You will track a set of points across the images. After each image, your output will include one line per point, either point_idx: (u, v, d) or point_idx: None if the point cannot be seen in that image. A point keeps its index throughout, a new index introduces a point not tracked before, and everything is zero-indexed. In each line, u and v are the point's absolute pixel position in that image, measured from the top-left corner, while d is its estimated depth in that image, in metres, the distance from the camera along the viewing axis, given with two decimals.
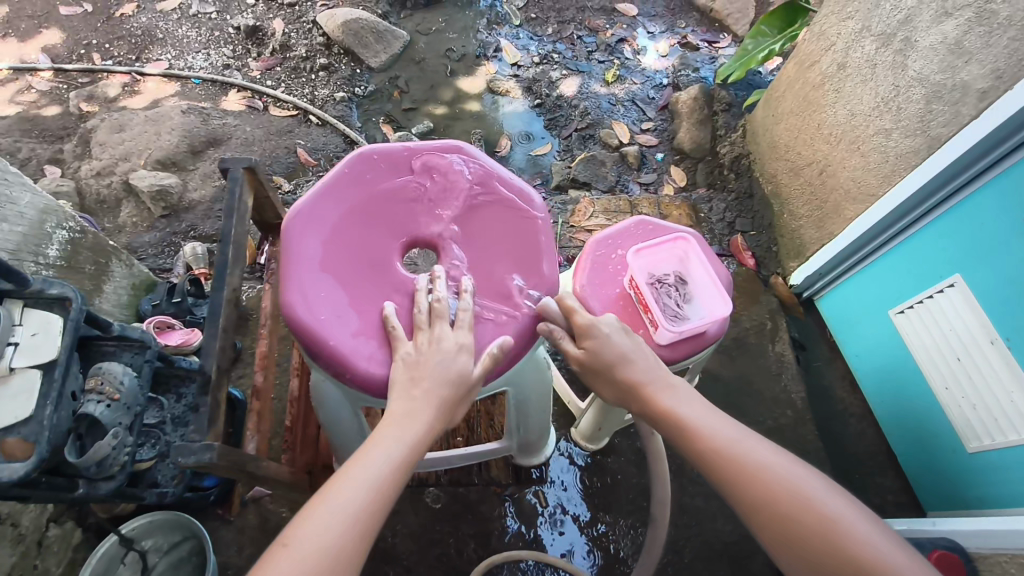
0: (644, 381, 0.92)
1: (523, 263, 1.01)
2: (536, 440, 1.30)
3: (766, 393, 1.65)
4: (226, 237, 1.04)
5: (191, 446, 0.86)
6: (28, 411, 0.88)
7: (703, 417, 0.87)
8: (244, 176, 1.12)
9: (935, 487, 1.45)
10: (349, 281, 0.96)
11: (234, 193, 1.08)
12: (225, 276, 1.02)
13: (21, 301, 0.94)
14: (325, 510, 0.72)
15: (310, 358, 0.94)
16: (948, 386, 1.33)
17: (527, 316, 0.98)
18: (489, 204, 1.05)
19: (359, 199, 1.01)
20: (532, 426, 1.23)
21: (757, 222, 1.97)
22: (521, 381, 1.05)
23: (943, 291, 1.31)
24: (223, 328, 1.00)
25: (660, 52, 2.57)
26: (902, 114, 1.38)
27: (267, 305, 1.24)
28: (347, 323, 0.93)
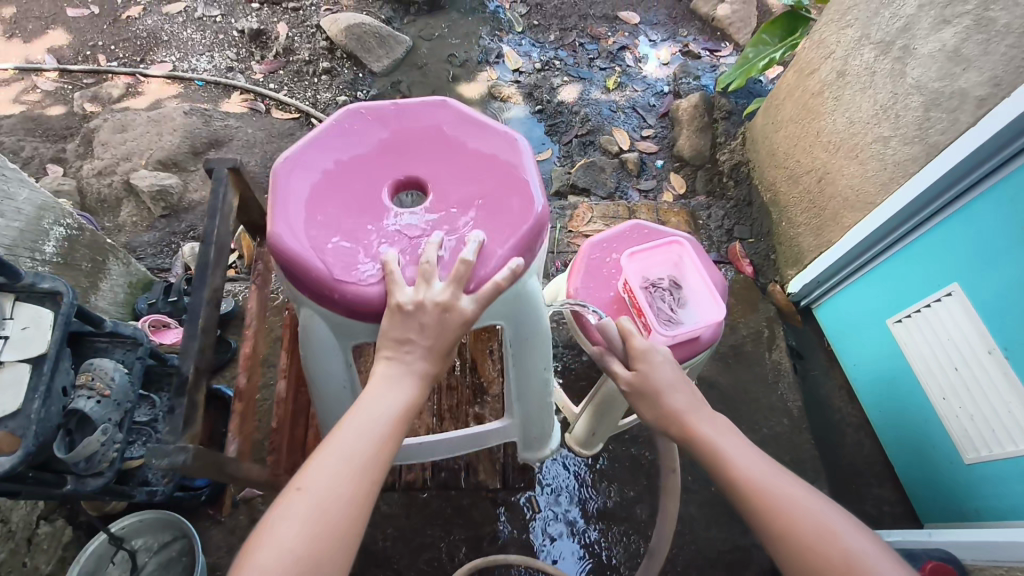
0: (682, 411, 0.89)
1: (513, 195, 0.98)
2: (541, 427, 1.20)
3: (763, 401, 1.64)
4: (209, 237, 1.02)
5: (165, 447, 0.86)
6: (16, 405, 0.88)
7: (738, 450, 0.83)
8: (230, 176, 1.10)
9: (935, 501, 1.43)
10: (338, 215, 0.95)
11: (219, 193, 1.06)
12: (204, 280, 1.00)
13: (13, 294, 0.93)
14: (334, 450, 0.76)
15: (296, 288, 0.92)
16: (946, 396, 1.33)
17: (520, 241, 0.93)
18: (473, 147, 1.03)
19: (345, 150, 1.02)
20: (535, 406, 1.13)
21: (755, 229, 1.97)
22: (518, 333, 0.99)
23: (941, 300, 1.31)
24: (203, 325, 0.99)
25: (661, 60, 2.58)
26: (901, 122, 1.38)
27: (250, 305, 1.19)
28: (333, 253, 0.91)
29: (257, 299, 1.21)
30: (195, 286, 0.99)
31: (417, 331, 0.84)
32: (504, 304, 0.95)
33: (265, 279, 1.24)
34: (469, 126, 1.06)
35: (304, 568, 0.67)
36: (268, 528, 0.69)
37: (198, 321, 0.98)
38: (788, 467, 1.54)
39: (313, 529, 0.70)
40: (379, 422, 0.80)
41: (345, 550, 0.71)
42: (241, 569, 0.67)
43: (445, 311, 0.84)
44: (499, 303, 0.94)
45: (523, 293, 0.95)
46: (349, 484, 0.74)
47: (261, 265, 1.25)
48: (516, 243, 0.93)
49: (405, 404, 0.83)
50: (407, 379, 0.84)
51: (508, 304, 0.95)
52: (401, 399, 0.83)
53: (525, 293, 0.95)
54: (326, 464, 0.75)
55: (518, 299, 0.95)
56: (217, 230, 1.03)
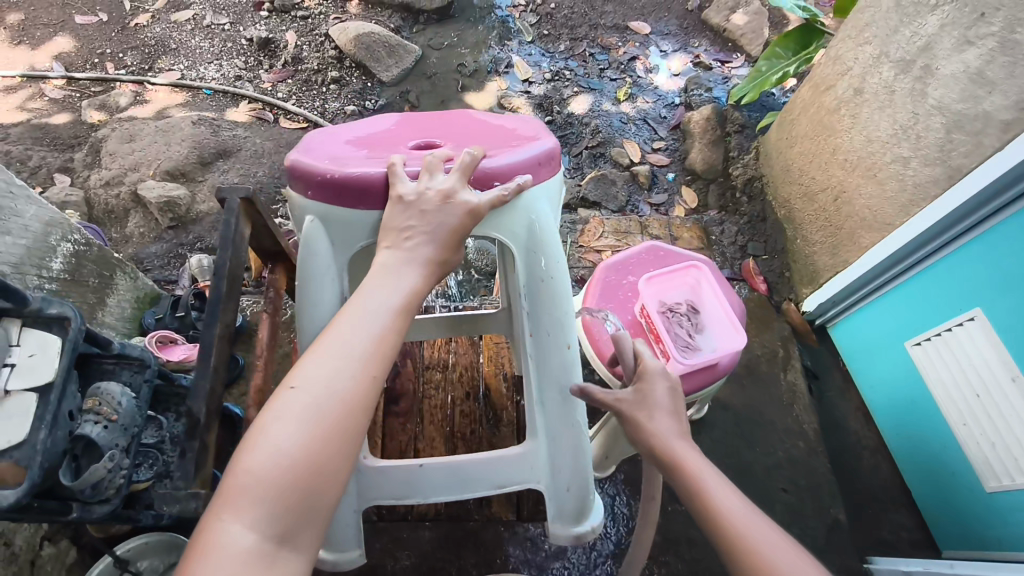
0: (667, 442, 0.84)
1: (527, 136, 0.98)
2: (570, 461, 0.97)
3: (777, 423, 1.62)
4: (220, 273, 0.99)
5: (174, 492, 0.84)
6: (21, 435, 0.86)
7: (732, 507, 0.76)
8: (242, 208, 1.03)
9: (954, 526, 1.41)
10: (355, 149, 0.98)
11: (229, 227, 1.00)
12: (216, 313, 0.98)
13: (19, 320, 0.91)
14: (331, 347, 0.74)
15: (293, 188, 0.91)
16: (966, 422, 1.30)
17: (529, 151, 0.90)
18: (491, 125, 1.07)
19: (373, 130, 1.08)
20: (562, 418, 0.96)
21: (770, 245, 1.95)
22: (530, 273, 0.92)
23: (962, 324, 1.28)
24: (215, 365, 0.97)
25: (673, 71, 2.56)
26: (921, 143, 1.35)
27: (262, 335, 1.12)
28: (345, 160, 0.91)
29: (269, 328, 1.14)
30: (207, 319, 0.97)
31: (417, 219, 0.83)
32: (514, 227, 0.91)
33: (276, 307, 1.17)
34: (489, 118, 1.11)
35: (302, 472, 0.66)
36: (262, 433, 0.68)
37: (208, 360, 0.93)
38: (803, 491, 1.52)
39: (311, 434, 0.68)
40: (375, 317, 0.77)
41: (344, 448, 0.70)
42: (234, 474, 0.66)
43: (446, 199, 0.84)
44: (507, 219, 0.90)
45: (531, 215, 0.91)
46: (347, 380, 0.72)
47: (272, 294, 1.17)
48: (524, 152, 0.90)
49: (405, 298, 0.80)
50: (406, 272, 0.82)
51: (519, 230, 0.91)
52: (399, 293, 0.80)
53: (538, 220, 0.91)
54: (320, 362, 0.73)
55: (531, 223, 0.91)
56: (229, 262, 0.99)
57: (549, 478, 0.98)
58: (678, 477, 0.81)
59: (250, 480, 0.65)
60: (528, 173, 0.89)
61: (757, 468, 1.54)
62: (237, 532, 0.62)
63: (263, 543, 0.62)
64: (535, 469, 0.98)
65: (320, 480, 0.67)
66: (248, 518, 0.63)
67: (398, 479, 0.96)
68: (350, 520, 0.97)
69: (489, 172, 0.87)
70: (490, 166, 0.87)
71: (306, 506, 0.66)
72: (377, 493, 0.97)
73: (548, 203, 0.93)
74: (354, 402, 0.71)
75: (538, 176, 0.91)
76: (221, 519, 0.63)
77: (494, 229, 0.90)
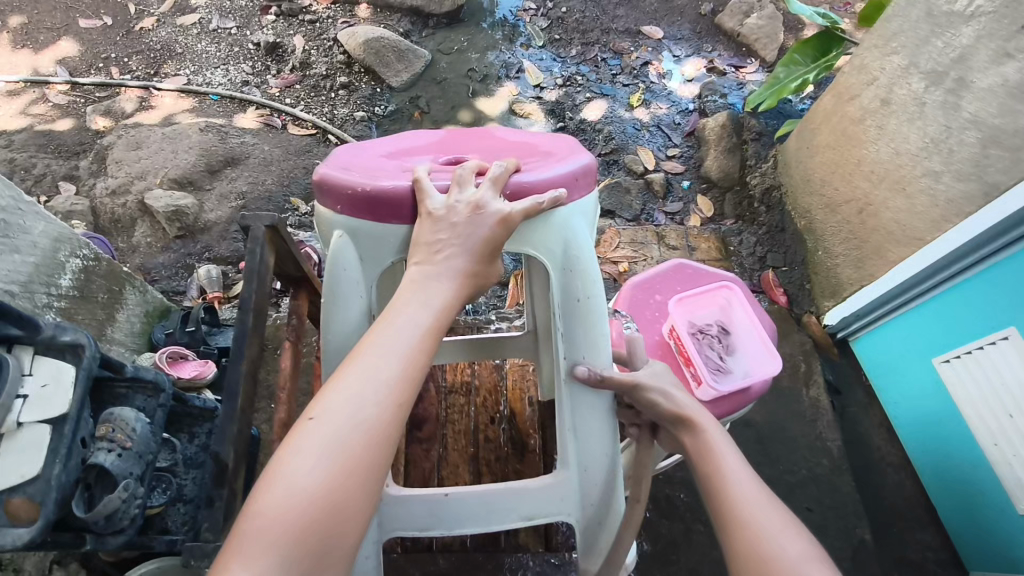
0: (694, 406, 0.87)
1: (563, 153, 0.94)
2: (603, 493, 0.93)
3: (800, 440, 1.58)
4: (245, 305, 0.93)
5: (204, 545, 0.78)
6: (36, 469, 0.82)
7: (740, 475, 0.78)
8: (266, 235, 0.97)
9: (982, 545, 1.37)
10: (384, 163, 0.95)
11: (256, 256, 0.94)
12: (242, 347, 0.93)
13: (32, 347, 0.88)
14: (356, 370, 0.70)
15: (320, 203, 0.87)
16: (998, 442, 1.26)
17: (566, 166, 0.86)
18: (524, 142, 1.04)
19: (402, 145, 1.04)
20: (596, 448, 0.92)
21: (789, 256, 1.91)
22: (566, 294, 0.88)
23: (996, 343, 1.24)
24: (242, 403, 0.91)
25: (686, 76, 2.53)
26: (954, 157, 1.32)
27: (284, 364, 1.07)
28: (374, 174, 0.87)
29: (291, 358, 1.08)
30: (234, 354, 0.92)
31: (448, 233, 0.80)
32: (550, 244, 0.87)
33: (300, 333, 1.11)
34: (522, 135, 1.08)
35: (321, 512, 0.62)
36: (280, 468, 0.64)
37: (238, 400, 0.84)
38: (828, 511, 1.48)
39: (332, 470, 0.64)
40: (404, 338, 0.73)
41: (364, 482, 0.65)
42: (249, 514, 0.62)
43: (476, 212, 0.80)
44: (543, 236, 0.87)
45: (567, 230, 0.87)
46: (371, 408, 0.67)
47: (295, 320, 1.11)
48: (561, 167, 0.86)
49: (433, 317, 0.76)
50: (433, 291, 0.78)
51: (554, 248, 0.87)
52: (427, 311, 0.76)
53: (574, 236, 0.87)
54: (344, 388, 0.68)
55: (567, 241, 0.87)
56: (256, 295, 0.93)
57: (580, 511, 0.93)
58: (696, 436, 0.84)
59: (265, 521, 0.61)
60: (564, 188, 0.85)
61: (781, 486, 1.51)
62: None
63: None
64: (565, 502, 0.92)
65: (339, 521, 0.63)
66: (260, 565, 0.59)
67: (422, 509, 0.90)
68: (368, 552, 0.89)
69: (526, 186, 0.83)
70: (525, 181, 0.84)
71: (324, 550, 0.62)
72: (401, 522, 0.91)
73: (585, 219, 0.89)
74: (378, 432, 0.67)
75: (576, 190, 0.87)
76: (232, 566, 0.59)
77: (530, 247, 0.87)
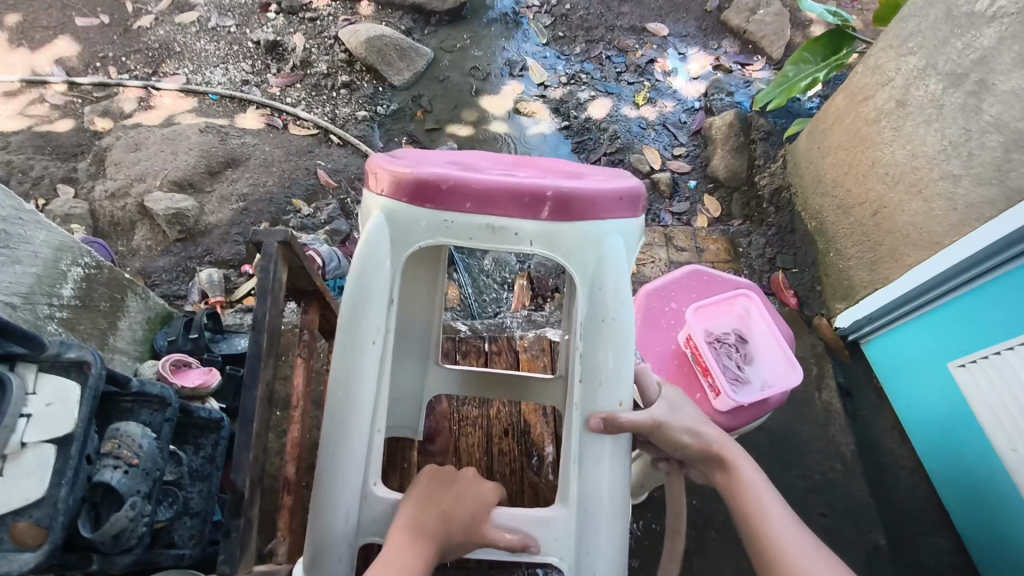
0: (725, 441, 0.85)
1: (610, 178, 0.94)
2: (609, 544, 0.79)
3: (814, 445, 1.55)
4: (260, 325, 0.85)
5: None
6: (40, 491, 0.80)
7: (782, 515, 0.78)
8: (279, 252, 0.91)
9: (997, 553, 1.36)
10: (435, 160, 0.96)
11: (269, 274, 0.88)
12: (258, 373, 0.82)
13: (36, 365, 0.86)
14: None
15: (368, 187, 0.88)
16: (1016, 447, 1.23)
17: (615, 184, 0.86)
18: (574, 168, 1.04)
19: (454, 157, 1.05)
20: (602, 481, 0.81)
21: (799, 258, 1.89)
22: (591, 311, 0.84)
23: (1015, 348, 1.21)
24: (258, 430, 0.80)
25: (692, 74, 2.50)
26: (974, 160, 1.29)
27: (298, 382, 1.03)
28: (424, 164, 0.88)
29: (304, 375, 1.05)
30: (248, 377, 0.81)
31: None
32: (584, 255, 0.85)
33: (313, 351, 1.07)
34: (573, 165, 1.09)
35: None
36: None
37: (252, 424, 0.80)
38: (842, 517, 1.46)
39: None
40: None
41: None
42: None
43: None
44: (576, 245, 0.85)
45: (602, 243, 0.85)
46: None
47: (308, 335, 1.08)
48: (608, 184, 0.86)
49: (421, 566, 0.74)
50: (419, 540, 0.76)
51: (588, 259, 0.85)
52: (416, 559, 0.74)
53: (611, 249, 0.85)
54: None
55: (601, 257, 0.85)
56: (269, 313, 0.86)
57: (574, 557, 0.81)
58: (730, 475, 0.83)
59: None
60: (608, 203, 0.85)
61: (795, 493, 1.48)
62: None
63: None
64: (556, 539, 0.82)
65: None
66: None
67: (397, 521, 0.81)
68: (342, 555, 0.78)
69: (568, 195, 0.83)
70: (567, 191, 0.83)
71: None
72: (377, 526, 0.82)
73: (623, 240, 0.87)
74: None
75: (618, 210, 0.86)
76: None
77: (561, 257, 0.85)
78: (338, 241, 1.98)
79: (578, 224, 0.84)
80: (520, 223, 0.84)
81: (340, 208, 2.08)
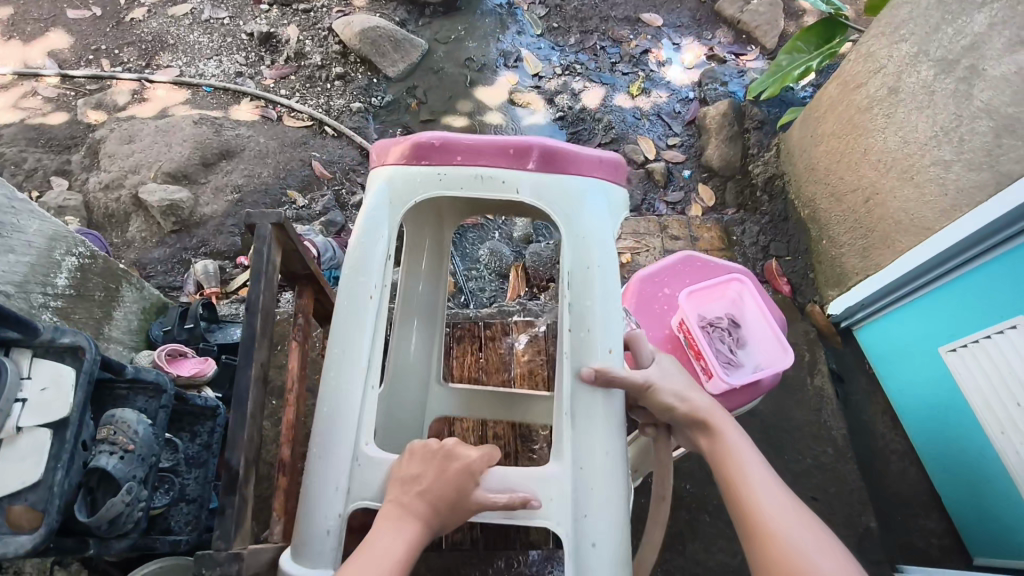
0: (710, 407, 0.86)
1: None
2: (602, 515, 0.81)
3: (807, 430, 1.56)
4: (254, 306, 0.86)
5: (216, 554, 0.72)
6: (36, 476, 0.80)
7: (764, 479, 0.78)
8: (272, 233, 0.93)
9: (986, 533, 1.38)
10: None
11: (262, 256, 0.90)
12: (251, 354, 0.83)
13: (30, 351, 0.86)
14: None
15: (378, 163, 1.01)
16: (1004, 430, 1.24)
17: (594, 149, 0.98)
18: None
19: None
20: (594, 444, 0.84)
21: (793, 245, 1.90)
22: (574, 261, 0.92)
23: (1003, 332, 1.22)
24: (252, 411, 0.82)
25: (686, 64, 2.50)
26: (965, 146, 1.30)
27: (293, 365, 1.03)
28: None
29: (299, 357, 1.05)
30: (242, 359, 0.83)
31: None
32: (565, 207, 0.94)
33: (306, 333, 1.08)
34: None
35: None
36: None
37: (246, 405, 0.80)
38: (834, 500, 1.47)
39: None
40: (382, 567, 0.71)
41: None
42: None
43: None
44: (558, 197, 0.94)
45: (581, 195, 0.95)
46: None
47: (302, 319, 1.09)
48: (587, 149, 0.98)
49: (405, 553, 0.73)
50: (404, 527, 0.75)
51: (569, 210, 0.94)
52: (399, 544, 0.73)
53: (591, 202, 0.94)
54: None
55: (580, 209, 0.94)
56: (263, 295, 0.87)
57: (571, 522, 0.80)
58: (714, 440, 0.84)
59: None
60: (585, 160, 0.96)
61: (787, 477, 1.50)
62: None
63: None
64: (552, 505, 0.82)
65: None
66: None
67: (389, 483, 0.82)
68: (330, 526, 0.79)
69: (546, 148, 0.95)
70: (547, 145, 0.95)
71: None
72: (368, 489, 0.82)
73: (603, 197, 0.96)
74: None
75: (598, 171, 0.96)
76: None
77: (544, 206, 0.95)
78: (333, 232, 1.98)
79: (557, 176, 0.95)
80: (504, 172, 0.95)
81: (335, 199, 2.08)
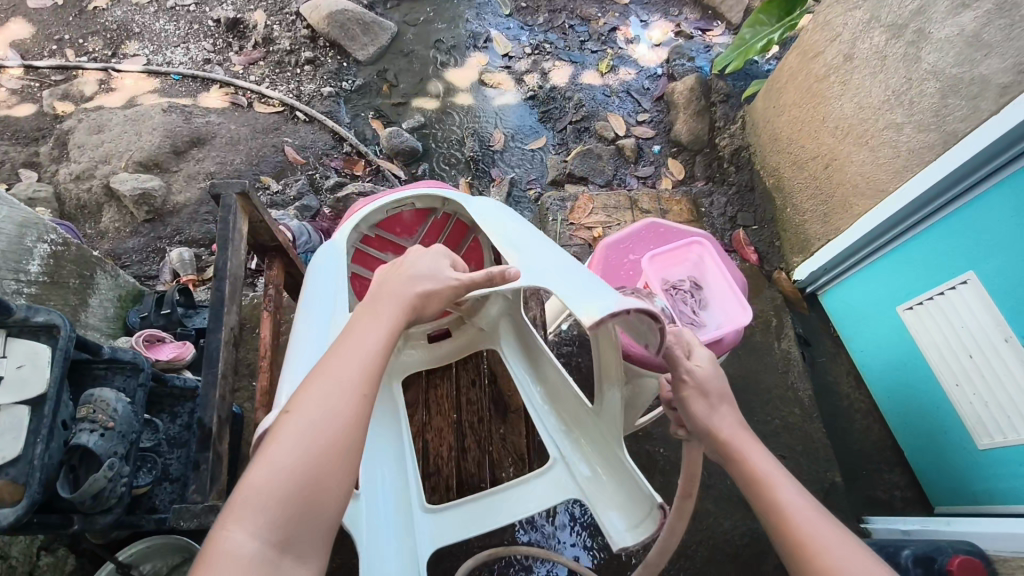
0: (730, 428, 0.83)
1: None
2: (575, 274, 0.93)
3: (776, 391, 1.61)
4: (222, 274, 0.93)
5: (192, 508, 0.79)
6: (16, 450, 0.83)
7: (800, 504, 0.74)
8: (238, 203, 0.99)
9: (947, 486, 1.43)
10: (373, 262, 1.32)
11: (228, 225, 0.96)
12: (220, 318, 0.90)
13: (5, 330, 0.88)
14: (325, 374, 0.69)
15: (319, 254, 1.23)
16: (959, 383, 1.30)
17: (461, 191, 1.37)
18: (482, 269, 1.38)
19: None
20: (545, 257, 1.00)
21: (759, 215, 1.95)
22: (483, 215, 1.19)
23: (956, 288, 1.27)
24: (223, 372, 0.88)
25: (653, 41, 2.53)
26: (915, 108, 1.34)
27: (264, 334, 1.07)
28: None
29: (271, 327, 1.08)
30: (212, 322, 0.90)
31: None
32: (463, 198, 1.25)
33: (278, 304, 1.11)
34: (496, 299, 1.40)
35: (304, 492, 0.61)
36: (251, 475, 0.61)
37: (217, 363, 0.87)
38: (802, 457, 1.52)
39: (306, 463, 0.62)
40: (370, 340, 0.72)
41: (342, 467, 0.64)
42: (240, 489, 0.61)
43: None
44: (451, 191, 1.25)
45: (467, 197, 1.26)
46: (338, 399, 0.66)
47: (272, 292, 1.12)
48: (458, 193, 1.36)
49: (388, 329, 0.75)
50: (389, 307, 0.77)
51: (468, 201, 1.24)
52: (383, 325, 0.75)
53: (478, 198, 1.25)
54: (318, 385, 0.67)
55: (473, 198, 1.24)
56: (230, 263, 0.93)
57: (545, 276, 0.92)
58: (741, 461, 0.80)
59: (248, 495, 0.59)
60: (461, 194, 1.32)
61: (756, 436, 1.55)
62: (240, 538, 0.57)
63: (260, 558, 0.57)
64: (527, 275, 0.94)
65: (317, 497, 0.61)
66: (249, 525, 0.58)
67: None
68: None
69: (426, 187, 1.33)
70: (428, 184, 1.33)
71: (305, 519, 0.60)
72: None
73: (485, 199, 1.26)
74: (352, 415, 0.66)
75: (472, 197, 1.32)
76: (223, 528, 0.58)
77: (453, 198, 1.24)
78: (308, 216, 1.98)
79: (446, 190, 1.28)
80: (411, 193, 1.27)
81: (308, 183, 2.08)
